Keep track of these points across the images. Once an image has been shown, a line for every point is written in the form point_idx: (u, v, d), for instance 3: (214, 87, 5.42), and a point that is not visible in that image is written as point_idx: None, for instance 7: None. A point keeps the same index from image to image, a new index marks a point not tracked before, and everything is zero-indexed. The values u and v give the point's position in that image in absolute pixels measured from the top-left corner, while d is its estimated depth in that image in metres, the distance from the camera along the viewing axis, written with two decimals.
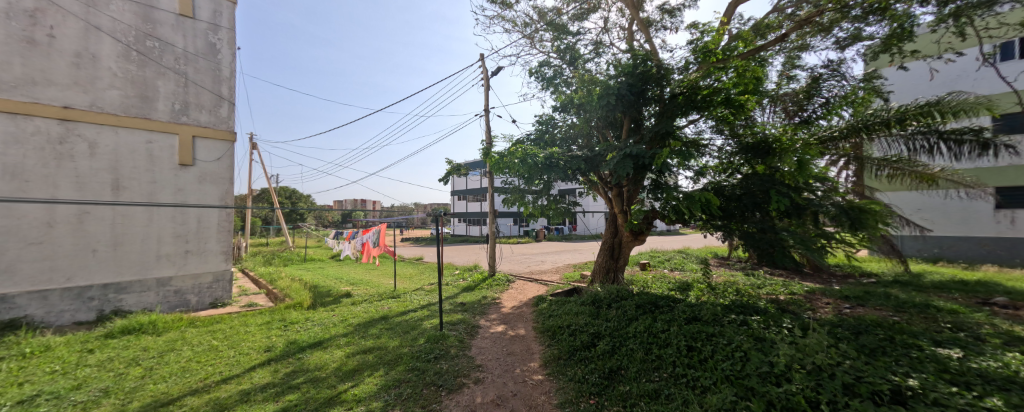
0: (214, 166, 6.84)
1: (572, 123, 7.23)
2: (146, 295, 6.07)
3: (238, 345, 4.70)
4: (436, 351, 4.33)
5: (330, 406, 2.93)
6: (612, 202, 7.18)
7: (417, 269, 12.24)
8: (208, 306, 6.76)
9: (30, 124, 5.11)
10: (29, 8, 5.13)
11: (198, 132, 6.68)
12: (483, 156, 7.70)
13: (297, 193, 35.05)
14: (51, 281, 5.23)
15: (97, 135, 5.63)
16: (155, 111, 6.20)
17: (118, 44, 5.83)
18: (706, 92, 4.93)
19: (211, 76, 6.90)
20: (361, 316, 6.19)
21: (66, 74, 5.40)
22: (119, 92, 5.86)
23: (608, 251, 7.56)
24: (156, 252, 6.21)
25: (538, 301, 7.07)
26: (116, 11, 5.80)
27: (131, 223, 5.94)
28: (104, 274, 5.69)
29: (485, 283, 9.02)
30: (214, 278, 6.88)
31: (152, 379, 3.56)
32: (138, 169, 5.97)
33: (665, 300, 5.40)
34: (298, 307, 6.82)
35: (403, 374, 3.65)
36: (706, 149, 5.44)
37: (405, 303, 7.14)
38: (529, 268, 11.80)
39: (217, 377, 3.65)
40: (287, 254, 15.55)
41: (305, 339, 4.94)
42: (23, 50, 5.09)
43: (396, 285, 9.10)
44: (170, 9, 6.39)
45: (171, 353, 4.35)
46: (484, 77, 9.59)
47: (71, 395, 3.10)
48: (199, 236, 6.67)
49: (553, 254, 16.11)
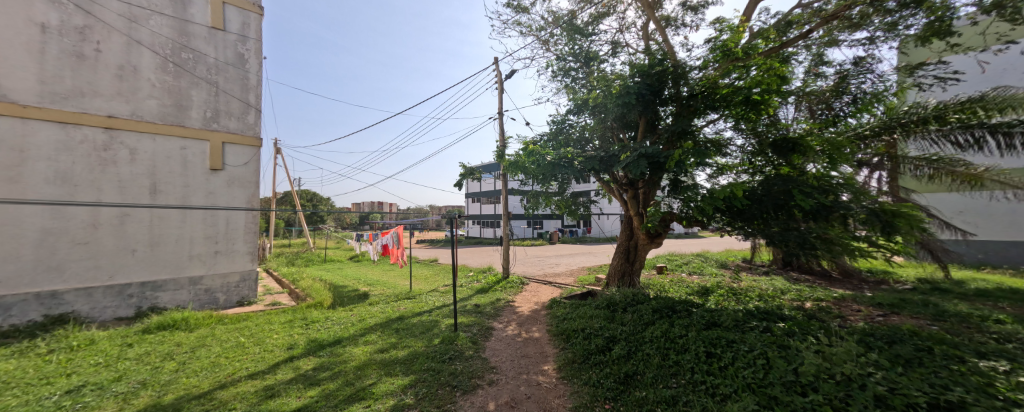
0: (242, 171, 7.15)
1: (586, 125, 7.22)
2: (179, 293, 6.40)
3: (263, 342, 4.90)
4: (450, 352, 4.38)
5: (349, 404, 3.05)
6: (628, 204, 7.11)
7: (432, 270, 12.42)
8: (235, 304, 7.05)
9: (79, 132, 5.50)
10: (78, 25, 5.52)
11: (227, 138, 7.01)
12: (497, 157, 7.87)
13: (317, 196, 36.33)
14: (95, 278, 5.61)
15: (137, 142, 5.99)
16: (188, 119, 6.54)
17: (157, 56, 6.21)
18: (726, 91, 4.84)
19: (239, 85, 7.22)
20: (379, 317, 6.34)
21: (109, 86, 5.79)
22: (157, 101, 6.23)
23: (623, 254, 7.48)
24: (189, 253, 6.53)
25: (552, 304, 7.04)
26: (153, 26, 6.17)
27: (167, 225, 6.29)
28: (142, 273, 6.04)
29: (499, 286, 9.06)
30: (241, 278, 7.17)
31: (185, 373, 3.76)
32: (173, 173, 6.31)
33: (683, 304, 5.31)
34: (318, 307, 7.06)
35: (418, 374, 3.72)
36: (724, 150, 5.30)
37: (421, 304, 7.28)
38: (544, 270, 11.79)
39: (244, 372, 3.82)
40: (308, 255, 16.12)
41: (325, 337, 5.12)
42: (74, 65, 5.51)
43: (411, 286, 9.27)
44: (203, 22, 6.75)
45: (202, 348, 4.57)
46: (498, 81, 9.60)
47: (113, 386, 3.35)
48: (227, 237, 6.98)
49: (567, 256, 16.05)
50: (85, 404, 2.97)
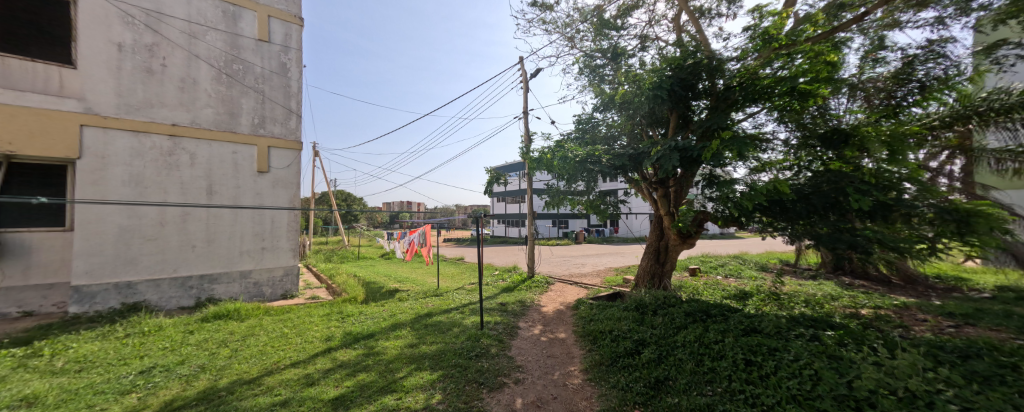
0: (286, 173, 7.63)
1: (613, 122, 7.07)
2: (232, 285, 6.95)
3: (304, 333, 5.22)
4: (477, 349, 4.45)
5: (382, 395, 3.18)
6: (658, 204, 6.87)
7: (459, 268, 12.68)
8: (279, 297, 7.56)
9: (148, 139, 6.14)
10: (148, 43, 6.15)
11: (272, 142, 7.50)
12: (522, 156, 7.91)
13: (350, 197, 38.24)
14: (163, 271, 6.24)
15: (196, 147, 6.58)
16: (238, 125, 7.08)
17: (212, 69, 6.77)
18: (768, 82, 4.54)
19: (283, 92, 7.68)
20: (408, 313, 6.56)
21: (172, 97, 6.40)
22: (213, 110, 6.80)
23: (653, 255, 7.24)
24: (240, 249, 7.06)
25: (578, 305, 6.95)
26: (209, 41, 6.73)
27: (221, 223, 6.84)
28: (200, 266, 6.62)
29: (524, 285, 9.07)
30: (285, 272, 7.67)
31: (238, 359, 4.09)
32: (226, 175, 6.86)
33: (719, 308, 5.04)
34: (353, 301, 7.41)
35: (446, 369, 3.81)
36: (766, 145, 4.99)
37: (448, 302, 7.45)
38: (569, 270, 11.67)
39: (287, 361, 4.09)
40: (343, 252, 17.01)
41: (359, 331, 5.37)
42: (144, 79, 6.14)
43: (439, 283, 9.51)
44: (251, 35, 7.24)
45: (252, 337, 4.96)
46: (522, 81, 9.59)
47: (177, 368, 3.76)
48: (273, 234, 7.47)
49: (594, 257, 15.78)
50: (156, 385, 3.35)
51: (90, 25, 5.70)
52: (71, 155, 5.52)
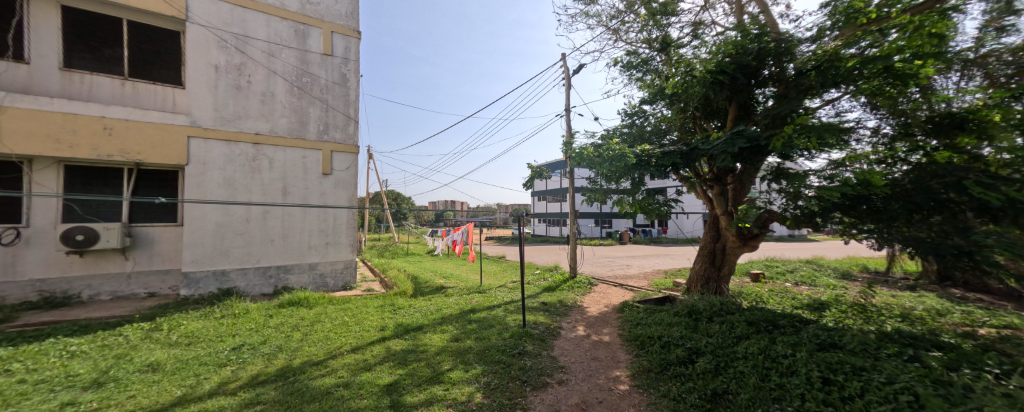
0: (346, 174, 8.31)
1: (663, 115, 6.70)
2: (302, 276, 7.76)
3: (361, 322, 5.66)
4: (519, 347, 4.49)
5: (430, 385, 3.35)
6: (714, 202, 6.37)
7: (500, 267, 12.89)
8: (341, 288, 8.27)
9: (237, 147, 7.07)
10: (237, 63, 7.06)
11: (335, 147, 8.21)
12: (564, 152, 7.82)
13: (399, 196, 40.77)
14: (248, 261, 7.16)
15: (273, 153, 7.44)
16: (307, 132, 7.85)
17: (286, 83, 7.58)
18: (852, 63, 3.99)
19: (343, 101, 8.32)
20: (454, 308, 6.81)
21: (256, 110, 7.30)
22: (286, 119, 7.62)
23: (708, 258, 6.72)
24: (308, 243, 7.85)
25: (623, 307, 6.69)
26: (284, 58, 7.54)
27: (293, 220, 7.65)
28: (277, 258, 7.48)
29: (566, 285, 8.96)
30: (345, 265, 8.36)
31: (307, 343, 4.56)
32: (297, 178, 7.67)
33: (788, 319, 4.54)
34: (403, 295, 7.87)
35: (490, 365, 3.89)
36: (850, 135, 4.36)
37: (491, 299, 7.61)
38: (613, 272, 11.28)
39: (348, 346, 4.47)
40: (394, 248, 18.18)
41: (409, 323, 5.69)
42: (234, 95, 7.08)
43: (482, 280, 9.75)
44: (317, 50, 7.93)
45: (319, 323, 5.51)
46: (565, 78, 9.43)
47: (260, 347, 4.31)
48: (335, 231, 8.18)
49: (640, 258, 15.06)
50: (243, 362, 3.86)
51: (195, 51, 6.71)
52: (182, 162, 6.57)
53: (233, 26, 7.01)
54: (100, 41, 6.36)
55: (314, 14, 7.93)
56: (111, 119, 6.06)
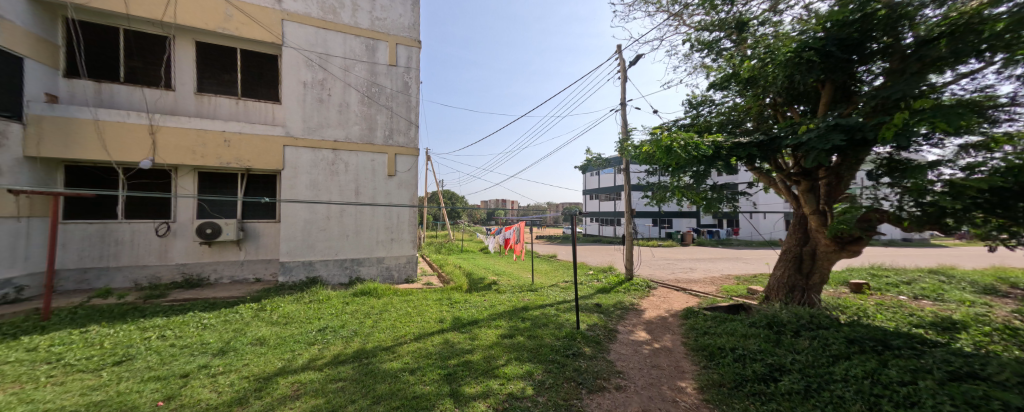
0: (408, 175, 8.93)
1: (737, 103, 6.03)
2: (371, 268, 8.54)
3: (422, 314, 6.04)
4: (573, 348, 4.39)
5: (486, 378, 3.44)
6: (800, 200, 5.56)
7: (552, 266, 12.78)
8: (404, 280, 8.92)
9: (320, 153, 8.02)
10: (320, 79, 8.00)
11: (399, 150, 8.87)
12: (620, 149, 7.46)
13: (453, 196, 42.80)
14: (328, 254, 8.08)
15: (348, 157, 8.29)
16: (374, 138, 8.59)
17: (358, 93, 8.38)
18: (1003, 26, 3.16)
19: (405, 107, 8.93)
20: (507, 305, 6.91)
21: (335, 119, 8.20)
22: (358, 126, 8.42)
23: (792, 263, 5.90)
24: (377, 239, 8.60)
25: (687, 314, 6.17)
26: (357, 71, 8.33)
27: (364, 217, 8.45)
28: (352, 252, 8.33)
29: (621, 287, 8.55)
30: (407, 260, 8.99)
31: (377, 329, 5.01)
32: (367, 179, 8.45)
33: (905, 339, 3.77)
34: (459, 290, 8.21)
35: (544, 363, 3.88)
36: (998, 114, 3.47)
37: (543, 297, 7.58)
38: (675, 275, 10.48)
39: (411, 335, 4.81)
40: (449, 245, 19.13)
41: (465, 317, 5.92)
42: (317, 107, 8.03)
43: (533, 279, 9.76)
44: (384, 61, 8.63)
45: (386, 312, 6.02)
46: (621, 70, 8.99)
47: (339, 331, 4.84)
48: (399, 228, 8.85)
49: (706, 261, 13.77)
50: (326, 343, 4.38)
51: (288, 71, 7.76)
52: (279, 167, 7.66)
53: (317, 46, 7.95)
54: (220, 68, 7.65)
55: (381, 29, 8.60)
56: (229, 132, 7.29)
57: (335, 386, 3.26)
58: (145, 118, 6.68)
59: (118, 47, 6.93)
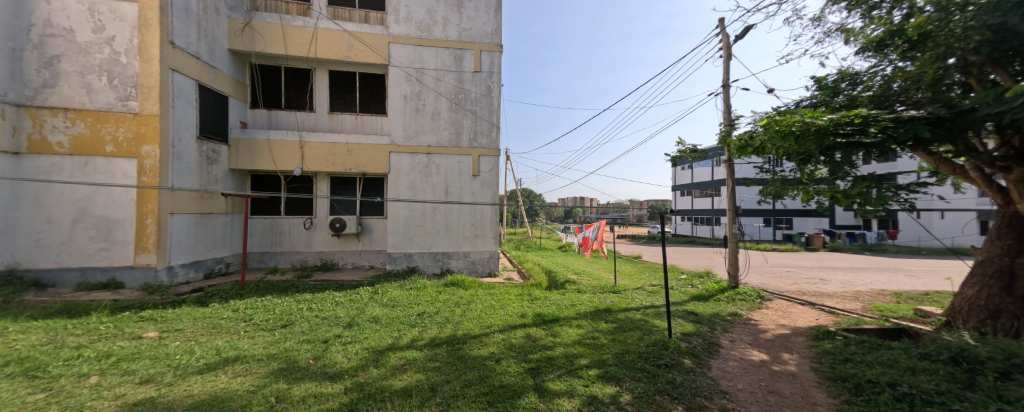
0: (491, 175, 9.38)
1: (899, 69, 4.65)
2: (459, 262, 9.26)
3: (505, 307, 6.28)
4: (666, 358, 3.99)
5: (570, 378, 3.38)
6: (1011, 193, 4.04)
7: (636, 267, 11.92)
8: (487, 274, 9.44)
9: (416, 157, 9.02)
10: (417, 91, 8.98)
11: (482, 151, 9.39)
12: (722, 140, 6.50)
13: (530, 194, 43.56)
14: (424, 247, 9.05)
15: (439, 160, 9.13)
16: (461, 141, 9.26)
17: (447, 101, 9.15)
18: None
19: (488, 110, 9.39)
20: (588, 305, 6.70)
21: (428, 126, 9.10)
22: (448, 131, 9.18)
23: (999, 279, 4.31)
24: (464, 235, 9.28)
25: (817, 333, 5.04)
26: (446, 81, 9.10)
27: (453, 215, 9.21)
28: (442, 246, 9.16)
29: (723, 295, 7.47)
30: (490, 255, 9.47)
31: (466, 318, 5.40)
32: (455, 179, 9.18)
33: None
34: (539, 287, 8.31)
35: (632, 371, 3.62)
36: None
37: (627, 300, 7.12)
38: (796, 286, 8.69)
39: (496, 327, 5.05)
40: (527, 242, 19.52)
41: (546, 314, 5.93)
42: (414, 117, 9.03)
43: (616, 280, 9.25)
44: (469, 69, 9.22)
45: (473, 303, 6.45)
46: (723, 47, 7.84)
47: (434, 317, 5.38)
48: (483, 224, 9.37)
49: (843, 271, 11.08)
50: (425, 326, 4.90)
51: (393, 87, 8.91)
52: (386, 171, 8.90)
53: (414, 63, 8.93)
54: (344, 90, 9.25)
55: (467, 39, 9.22)
56: (351, 144, 8.77)
57: (433, 365, 3.62)
58: (296, 136, 8.49)
59: (279, 81, 8.92)
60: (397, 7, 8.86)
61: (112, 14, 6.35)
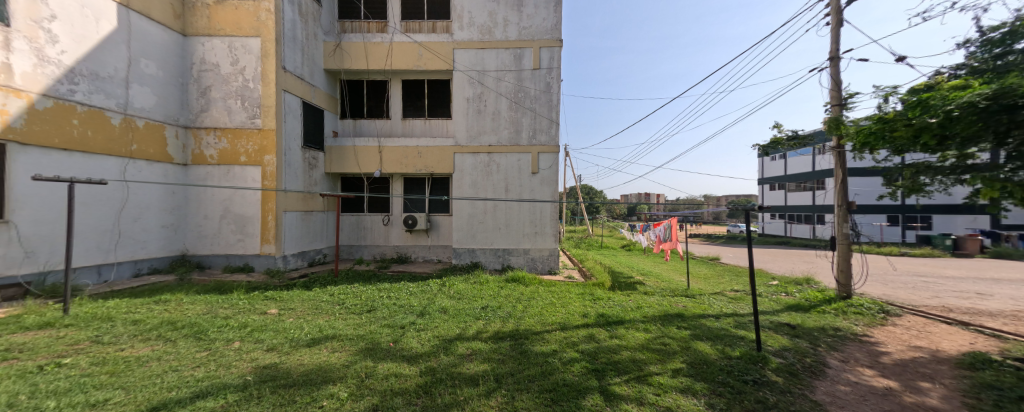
0: (550, 172, 9.31)
1: None
2: (519, 258, 9.40)
3: (566, 306, 6.19)
4: (754, 374, 3.51)
5: (638, 384, 3.19)
6: None
7: (713, 270, 10.74)
8: (547, 272, 9.41)
9: (478, 157, 9.38)
10: (479, 93, 9.33)
11: (541, 149, 9.36)
12: (832, 127, 5.44)
13: (590, 191, 42.23)
14: (485, 243, 9.38)
15: (499, 159, 9.37)
16: (520, 139, 9.36)
17: (507, 100, 9.31)
18: None
19: (547, 106, 9.31)
20: (657, 309, 6.25)
21: (489, 126, 9.39)
22: (507, 130, 9.36)
23: None
24: (524, 232, 9.38)
25: (972, 361, 3.95)
26: (506, 81, 9.27)
27: (513, 212, 9.37)
28: (503, 242, 9.39)
29: (828, 306, 6.32)
30: (550, 252, 9.42)
31: (527, 314, 5.45)
32: (514, 177, 9.33)
33: None
34: (601, 286, 8.01)
35: (712, 385, 3.26)
36: None
37: (703, 306, 6.45)
38: (938, 300, 6.92)
39: (558, 324, 5.00)
40: (588, 240, 18.96)
41: (610, 315, 5.68)
42: (476, 118, 9.40)
43: (689, 284, 8.45)
44: (529, 67, 9.26)
45: (534, 300, 6.48)
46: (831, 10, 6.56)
47: (496, 311, 5.55)
48: (543, 222, 9.36)
49: (1014, 284, 8.49)
50: (488, 319, 5.09)
51: (457, 90, 9.39)
52: (451, 171, 9.45)
53: (476, 65, 9.29)
54: (414, 97, 10.04)
55: (527, 37, 9.26)
56: (420, 146, 9.50)
57: (497, 357, 3.74)
58: (376, 142, 9.50)
59: (362, 93, 10.04)
60: (461, 14, 9.30)
61: (243, 49, 7.83)
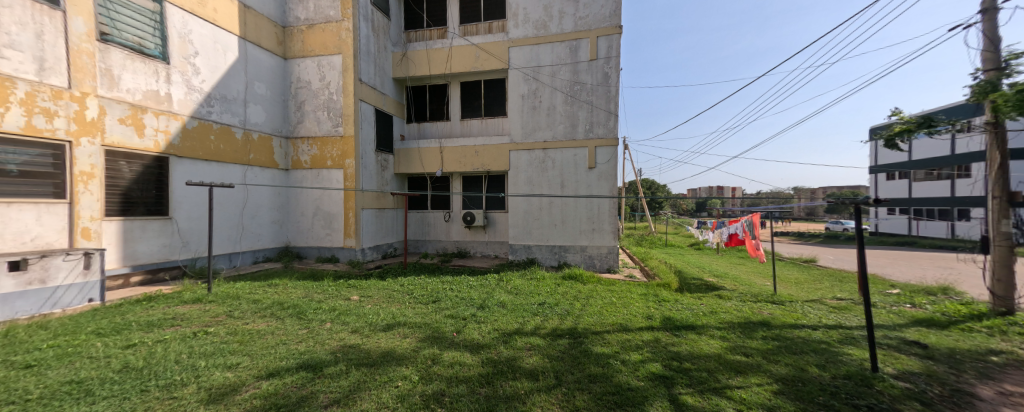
0: (608, 166, 8.92)
1: None
2: (576, 255, 9.20)
3: (628, 306, 5.88)
4: (869, 399, 2.93)
5: (714, 396, 2.88)
6: None
7: (807, 274, 9.26)
8: (606, 270, 9.05)
9: (533, 153, 9.39)
10: (534, 89, 9.31)
11: (598, 142, 9.00)
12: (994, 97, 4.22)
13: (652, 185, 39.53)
14: (541, 239, 9.37)
15: (554, 154, 9.26)
16: (576, 133, 9.11)
17: (562, 95, 9.14)
18: None
19: (605, 98, 8.91)
20: (735, 315, 5.59)
21: (544, 122, 9.32)
22: (563, 125, 9.19)
23: None
24: (580, 228, 9.15)
25: None
26: (562, 74, 9.09)
27: (569, 208, 9.20)
28: (559, 239, 9.28)
29: (976, 322, 5.01)
30: (608, 250, 9.03)
31: (587, 313, 5.31)
32: (570, 172, 9.14)
33: None
34: (667, 287, 7.44)
35: (810, 406, 2.80)
36: None
37: (795, 315, 5.60)
38: None
39: (620, 325, 4.78)
40: (651, 238, 17.79)
41: (679, 319, 5.24)
42: (531, 114, 9.41)
43: (775, 288, 7.41)
44: (585, 58, 8.95)
45: (593, 299, 6.28)
46: None
47: (554, 308, 5.51)
48: (600, 218, 9.01)
49: None
50: (546, 316, 5.08)
51: (512, 88, 9.50)
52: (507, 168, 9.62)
53: (531, 62, 9.27)
54: (472, 98, 10.41)
55: (583, 27, 8.94)
56: (478, 145, 9.84)
57: (556, 354, 3.71)
58: (437, 143, 10.09)
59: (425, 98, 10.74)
60: (516, 12, 9.35)
61: (328, 66, 8.91)
